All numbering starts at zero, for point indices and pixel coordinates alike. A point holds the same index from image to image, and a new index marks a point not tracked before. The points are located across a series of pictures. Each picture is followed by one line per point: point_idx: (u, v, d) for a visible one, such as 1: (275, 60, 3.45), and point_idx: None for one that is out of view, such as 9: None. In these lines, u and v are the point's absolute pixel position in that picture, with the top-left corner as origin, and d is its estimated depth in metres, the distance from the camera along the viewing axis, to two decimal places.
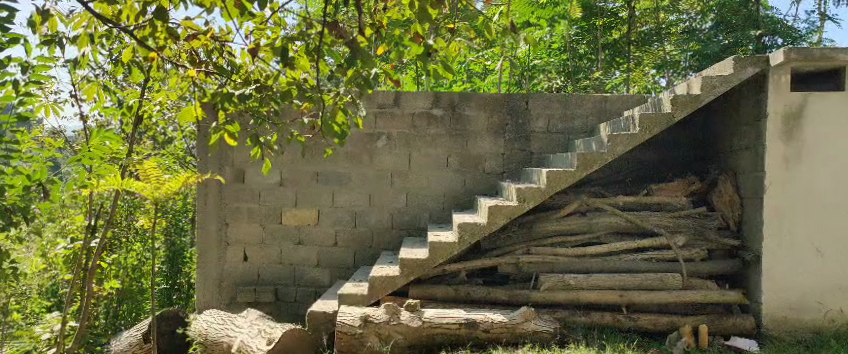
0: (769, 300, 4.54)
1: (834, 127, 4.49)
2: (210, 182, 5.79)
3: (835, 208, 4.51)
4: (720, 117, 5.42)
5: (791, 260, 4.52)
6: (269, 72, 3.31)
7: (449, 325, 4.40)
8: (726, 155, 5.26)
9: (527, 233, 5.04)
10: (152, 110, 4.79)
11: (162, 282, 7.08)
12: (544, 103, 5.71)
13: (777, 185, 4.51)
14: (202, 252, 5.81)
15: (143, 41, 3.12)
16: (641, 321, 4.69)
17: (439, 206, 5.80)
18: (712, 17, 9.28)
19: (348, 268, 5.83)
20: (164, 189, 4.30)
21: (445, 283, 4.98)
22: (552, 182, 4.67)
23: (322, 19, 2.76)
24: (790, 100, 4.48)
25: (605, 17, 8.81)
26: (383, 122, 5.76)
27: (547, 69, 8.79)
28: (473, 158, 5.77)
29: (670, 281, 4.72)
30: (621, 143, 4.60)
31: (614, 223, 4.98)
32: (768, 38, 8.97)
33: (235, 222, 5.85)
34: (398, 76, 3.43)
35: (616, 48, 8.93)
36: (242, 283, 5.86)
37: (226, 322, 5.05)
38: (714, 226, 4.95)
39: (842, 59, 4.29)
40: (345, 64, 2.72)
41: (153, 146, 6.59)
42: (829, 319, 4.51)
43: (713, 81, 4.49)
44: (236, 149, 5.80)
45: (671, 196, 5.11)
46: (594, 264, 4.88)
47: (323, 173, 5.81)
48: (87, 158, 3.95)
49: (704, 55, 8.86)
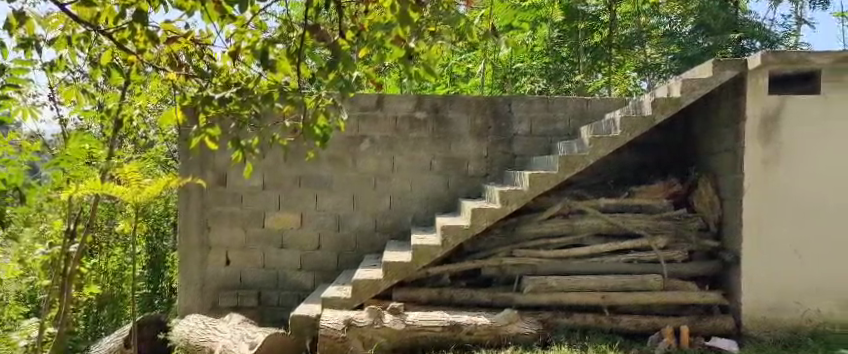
0: (749, 300, 4.60)
1: (811, 129, 4.55)
2: (191, 186, 5.75)
3: (812, 210, 4.56)
4: (700, 120, 5.47)
5: (769, 260, 4.58)
6: (249, 74, 3.27)
7: (433, 328, 4.41)
8: (706, 158, 5.32)
9: (510, 236, 5.06)
10: (133, 114, 4.75)
11: (144, 287, 7.01)
12: (527, 105, 5.74)
13: (755, 187, 4.56)
14: (184, 256, 5.78)
15: (123, 44, 3.11)
16: (622, 323, 4.72)
17: (422, 209, 5.80)
18: (692, 20, 9.19)
19: (331, 271, 5.82)
20: (145, 193, 4.34)
21: (428, 286, 4.98)
22: (535, 184, 4.69)
23: (303, 22, 2.73)
24: (768, 103, 4.54)
25: (587, 20, 8.95)
26: (366, 125, 5.75)
27: (530, 72, 8.97)
28: (456, 161, 5.79)
29: (651, 282, 4.76)
30: (603, 146, 4.63)
31: (597, 225, 5.00)
32: (746, 41, 9.14)
33: (217, 226, 5.81)
34: (380, 79, 3.42)
35: (599, 51, 8.99)
36: (225, 287, 5.82)
37: (208, 327, 5.00)
38: (694, 227, 4.99)
39: (820, 62, 4.33)
40: (325, 68, 2.70)
41: (134, 149, 6.54)
42: (806, 319, 4.57)
43: (693, 83, 4.56)
44: (218, 153, 5.76)
45: (652, 198, 5.16)
46: (577, 266, 4.91)
47: (306, 176, 5.79)
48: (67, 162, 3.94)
49: (685, 57, 8.82)
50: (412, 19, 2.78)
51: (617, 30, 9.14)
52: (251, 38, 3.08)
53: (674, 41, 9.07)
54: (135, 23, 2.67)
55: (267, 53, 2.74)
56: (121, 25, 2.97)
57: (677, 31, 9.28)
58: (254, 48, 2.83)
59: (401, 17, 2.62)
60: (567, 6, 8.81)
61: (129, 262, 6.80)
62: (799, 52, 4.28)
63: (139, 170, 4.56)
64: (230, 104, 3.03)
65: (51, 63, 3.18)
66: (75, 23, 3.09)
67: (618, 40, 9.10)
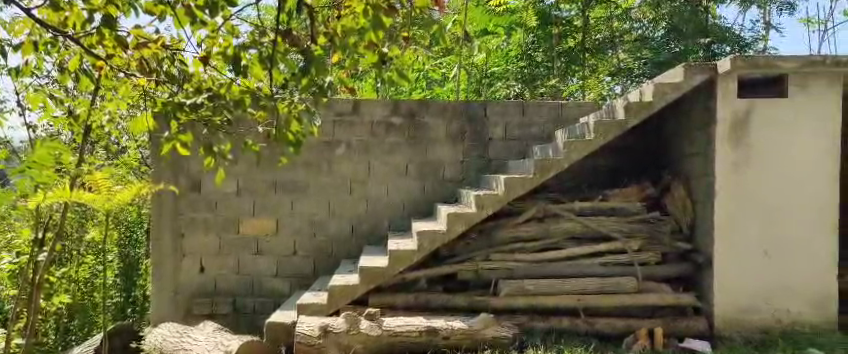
0: (720, 301, 4.65)
1: (780, 132, 4.62)
2: (165, 193, 5.68)
3: (781, 212, 4.64)
4: (672, 123, 5.53)
5: (739, 262, 4.64)
6: (222, 80, 3.22)
7: (409, 333, 4.39)
8: (678, 161, 5.38)
9: (486, 240, 5.07)
10: (103, 121, 4.71)
11: (116, 296, 6.88)
12: (502, 110, 5.77)
13: (725, 190, 4.62)
14: (156, 263, 5.70)
15: (91, 50, 3.07)
16: (598, 325, 4.74)
17: (398, 213, 5.80)
18: (664, 25, 9.32)
19: (307, 277, 5.78)
20: (116, 199, 4.21)
21: (404, 291, 4.96)
22: (511, 188, 4.71)
23: (275, 26, 2.69)
24: (738, 106, 4.61)
25: (560, 25, 9.16)
26: (341, 130, 5.74)
27: (506, 77, 9.09)
28: (432, 165, 5.79)
29: (626, 285, 4.80)
30: (576, 150, 4.67)
31: (571, 228, 5.04)
32: (717, 45, 9.23)
33: (191, 233, 5.74)
34: (353, 85, 3.42)
35: (572, 56, 9.18)
36: (199, 295, 5.76)
37: (182, 335, 4.94)
38: (667, 230, 5.06)
39: (787, 66, 4.41)
40: (297, 73, 2.67)
41: (106, 155, 6.47)
42: (776, 319, 4.63)
43: (664, 87, 4.62)
44: (191, 159, 5.69)
45: (625, 201, 5.21)
46: (552, 270, 4.93)
47: (282, 182, 5.75)
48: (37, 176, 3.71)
49: (657, 62, 8.96)
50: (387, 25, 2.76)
51: (590, 35, 9.41)
52: (223, 44, 3.00)
53: (644, 46, 9.25)
54: (100, 29, 2.62)
55: (238, 59, 2.70)
56: (87, 30, 2.92)
57: (649, 36, 9.45)
58: (225, 54, 2.81)
59: (373, 22, 2.59)
60: (541, 11, 8.95)
61: (99, 270, 6.79)
62: (767, 57, 4.37)
63: (110, 177, 4.49)
64: (201, 110, 2.99)
65: (16, 67, 3.10)
66: (42, 27, 3.02)
67: (592, 45, 9.41)
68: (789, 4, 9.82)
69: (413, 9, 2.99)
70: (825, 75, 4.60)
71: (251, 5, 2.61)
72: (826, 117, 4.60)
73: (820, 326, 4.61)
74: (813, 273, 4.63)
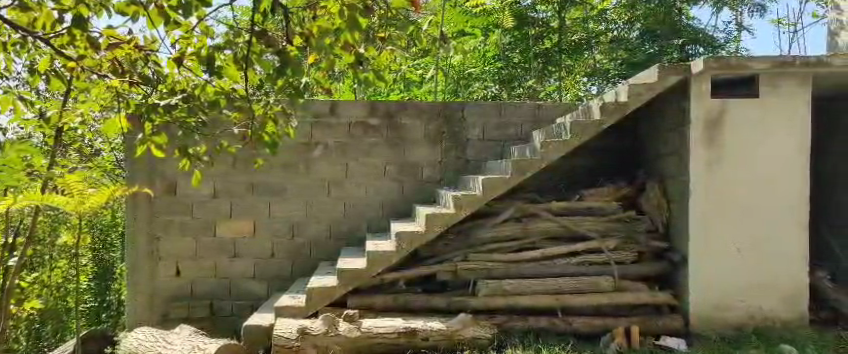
0: (695, 299, 4.71)
1: (752, 132, 4.70)
2: (140, 195, 5.61)
3: (754, 210, 4.71)
4: (648, 124, 5.59)
5: (714, 260, 4.71)
6: (196, 81, 3.18)
7: (388, 335, 4.36)
8: (654, 161, 5.44)
9: (464, 241, 5.09)
10: (74, 123, 4.62)
11: (91, 301, 6.86)
12: (480, 110, 5.79)
13: (700, 189, 4.68)
14: (132, 267, 5.63)
15: (62, 50, 3.04)
16: (576, 325, 4.76)
17: (377, 215, 5.79)
18: (638, 26, 9.59)
19: (285, 280, 5.74)
20: (89, 203, 4.05)
21: (383, 293, 4.94)
22: (488, 189, 4.72)
23: (250, 27, 2.66)
24: (711, 106, 4.68)
25: (538, 26, 9.15)
26: (319, 132, 5.72)
27: (484, 78, 9.24)
28: (410, 167, 5.80)
29: (602, 283, 4.84)
30: (553, 150, 4.70)
31: (548, 228, 5.08)
32: (690, 46, 9.35)
33: (166, 236, 5.67)
34: (330, 86, 3.40)
35: (550, 57, 9.23)
36: (176, 298, 5.70)
37: (158, 339, 4.86)
38: (643, 229, 5.11)
39: (756, 67, 4.49)
40: (272, 74, 2.64)
41: (78, 157, 6.39)
42: (749, 316, 4.70)
43: (639, 88, 4.66)
44: (167, 161, 5.64)
45: (601, 201, 5.26)
46: (530, 269, 4.95)
47: (259, 184, 5.71)
48: (7, 183, 3.71)
49: (631, 63, 9.23)
50: (363, 26, 2.74)
51: (567, 36, 9.34)
52: (198, 43, 3.00)
53: (621, 46, 9.42)
54: (69, 30, 2.58)
55: (212, 60, 2.68)
56: (58, 31, 2.86)
57: (624, 37, 9.61)
58: (199, 54, 2.80)
59: (349, 22, 2.58)
60: (518, 11, 8.98)
61: (73, 274, 6.66)
62: (738, 58, 4.46)
63: (83, 179, 4.29)
64: (175, 111, 2.92)
65: None
66: (11, 28, 3.00)
67: (569, 46, 9.33)
68: (759, 6, 9.94)
69: (389, 10, 2.99)
70: (796, 75, 4.68)
71: (225, 6, 2.58)
72: (796, 118, 4.69)
73: (792, 322, 4.69)
74: (786, 271, 4.71)
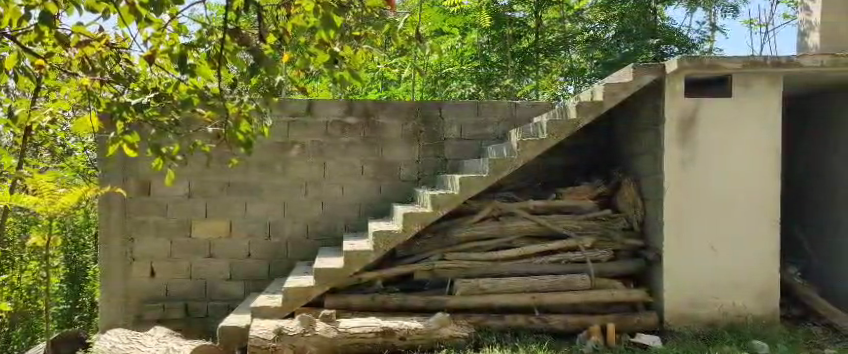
0: (670, 296, 4.76)
1: (725, 131, 4.76)
2: (114, 195, 5.53)
3: (727, 207, 4.77)
4: (622, 123, 5.63)
5: (689, 257, 4.76)
6: (168, 79, 3.18)
7: (365, 335, 4.34)
8: (628, 160, 5.48)
9: (441, 241, 5.08)
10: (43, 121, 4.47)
11: (62, 303, 6.88)
12: (457, 110, 5.80)
13: (674, 187, 4.73)
14: (105, 269, 5.56)
15: (28, 48, 2.99)
16: (553, 323, 4.77)
17: (355, 214, 5.77)
18: (614, 26, 9.51)
19: (261, 280, 5.70)
20: (59, 205, 3.93)
21: (359, 293, 4.92)
22: (464, 188, 4.71)
23: (222, 25, 2.59)
24: (686, 105, 4.73)
25: (514, 26, 9.29)
26: (296, 131, 5.68)
27: (462, 78, 9.33)
28: (388, 166, 5.78)
29: (578, 281, 4.87)
30: (529, 149, 4.71)
31: (526, 227, 5.09)
32: (665, 46, 9.12)
33: (141, 236, 5.60)
34: (305, 84, 3.41)
35: (526, 56, 9.40)
36: (150, 300, 5.63)
37: (131, 341, 4.74)
38: (619, 227, 5.15)
39: (729, 67, 4.55)
40: (246, 72, 2.58)
41: (50, 158, 6.37)
42: (722, 312, 4.76)
43: (615, 88, 4.68)
44: (141, 160, 5.56)
45: (577, 200, 5.29)
46: (507, 268, 4.96)
47: (234, 184, 5.66)
48: None
49: (606, 63, 9.08)
50: (336, 24, 2.72)
51: (544, 36, 9.53)
52: (170, 42, 2.96)
53: (596, 46, 9.35)
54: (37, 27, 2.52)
55: (185, 58, 2.61)
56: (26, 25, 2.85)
57: (599, 37, 9.58)
58: (171, 51, 2.74)
59: (324, 21, 2.51)
60: (495, 11, 9.04)
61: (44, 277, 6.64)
62: (711, 57, 4.52)
63: (54, 177, 4.16)
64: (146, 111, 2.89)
65: None
66: None
67: (546, 45, 9.47)
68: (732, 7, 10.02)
69: (364, 8, 2.93)
70: (767, 75, 4.74)
71: (198, 3, 2.52)
72: (766, 117, 4.76)
73: (764, 319, 4.75)
74: (758, 268, 4.77)
